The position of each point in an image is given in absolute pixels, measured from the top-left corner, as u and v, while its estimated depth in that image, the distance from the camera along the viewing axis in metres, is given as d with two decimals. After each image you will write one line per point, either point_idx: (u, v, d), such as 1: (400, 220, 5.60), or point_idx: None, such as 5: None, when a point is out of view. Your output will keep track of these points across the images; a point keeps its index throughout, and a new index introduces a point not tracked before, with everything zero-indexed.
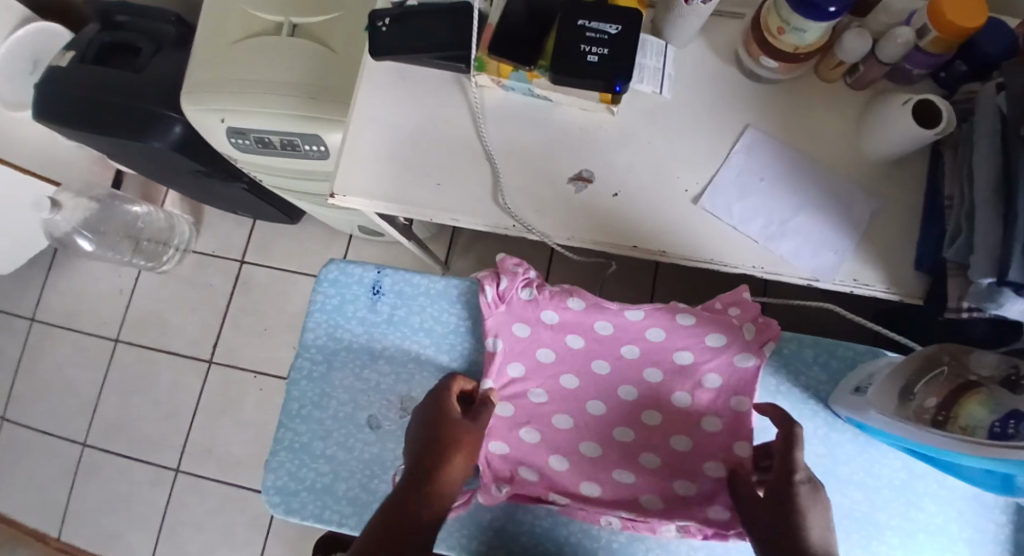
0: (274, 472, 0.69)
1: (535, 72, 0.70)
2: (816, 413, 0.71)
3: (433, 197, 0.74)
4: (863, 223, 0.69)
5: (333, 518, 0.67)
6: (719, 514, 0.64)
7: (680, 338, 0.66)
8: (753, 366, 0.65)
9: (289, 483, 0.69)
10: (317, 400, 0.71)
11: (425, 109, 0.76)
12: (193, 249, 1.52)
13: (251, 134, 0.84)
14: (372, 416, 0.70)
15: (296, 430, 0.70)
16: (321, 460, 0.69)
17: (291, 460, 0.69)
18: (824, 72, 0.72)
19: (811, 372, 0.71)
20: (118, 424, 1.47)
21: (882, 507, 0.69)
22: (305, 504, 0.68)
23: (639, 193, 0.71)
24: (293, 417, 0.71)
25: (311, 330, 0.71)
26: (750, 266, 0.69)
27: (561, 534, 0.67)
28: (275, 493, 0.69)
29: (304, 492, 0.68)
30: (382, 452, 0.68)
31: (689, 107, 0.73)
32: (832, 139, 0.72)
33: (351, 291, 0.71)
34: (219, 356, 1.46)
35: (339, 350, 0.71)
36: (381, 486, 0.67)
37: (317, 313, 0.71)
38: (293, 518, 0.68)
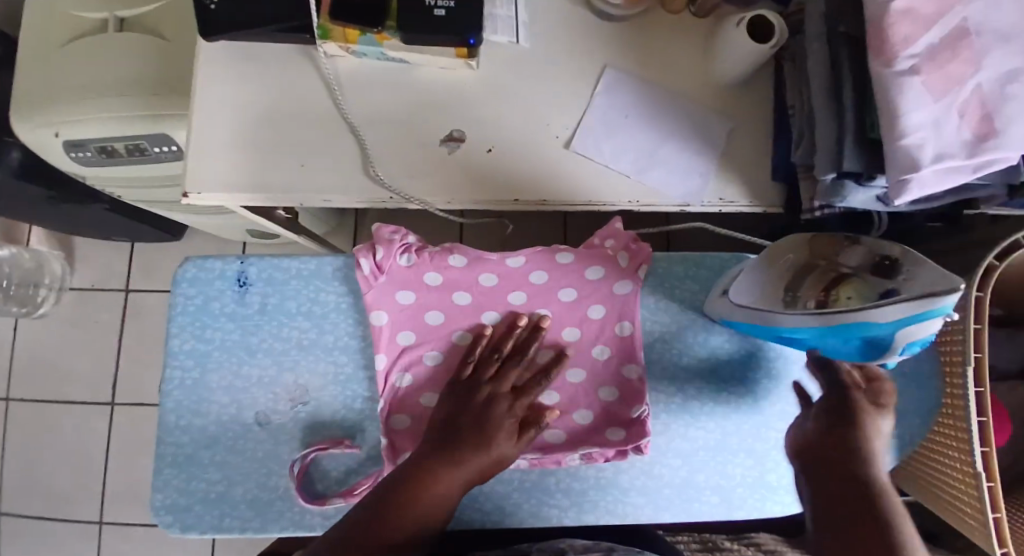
0: (161, 491, 0.65)
1: (384, 34, 0.67)
2: (693, 320, 0.70)
3: (299, 179, 0.71)
4: (722, 140, 0.71)
5: (234, 524, 0.64)
6: (617, 434, 0.65)
7: (561, 277, 0.67)
8: (631, 291, 0.67)
9: (180, 500, 0.65)
10: (196, 408, 0.66)
11: (276, 90, 0.72)
12: (72, 286, 1.40)
13: (91, 145, 0.77)
14: (259, 413, 0.66)
15: (178, 444, 0.65)
16: (210, 469, 0.65)
17: (178, 475, 0.65)
18: (671, 4, 0.73)
19: (684, 285, 0.70)
20: (21, 486, 1.35)
21: (766, 397, 0.69)
22: (200, 518, 0.64)
23: (509, 144, 0.71)
24: (171, 431, 0.65)
25: (176, 335, 0.66)
26: (626, 201, 0.70)
27: (472, 486, 0.67)
28: (166, 513, 0.64)
29: (197, 505, 0.64)
30: (275, 448, 0.65)
31: (545, 54, 0.73)
32: (683, 68, 0.74)
33: (214, 287, 0.67)
34: (121, 394, 1.36)
35: (211, 351, 0.66)
36: (281, 482, 0.64)
37: (180, 317, 0.67)
38: (191, 534, 0.64)
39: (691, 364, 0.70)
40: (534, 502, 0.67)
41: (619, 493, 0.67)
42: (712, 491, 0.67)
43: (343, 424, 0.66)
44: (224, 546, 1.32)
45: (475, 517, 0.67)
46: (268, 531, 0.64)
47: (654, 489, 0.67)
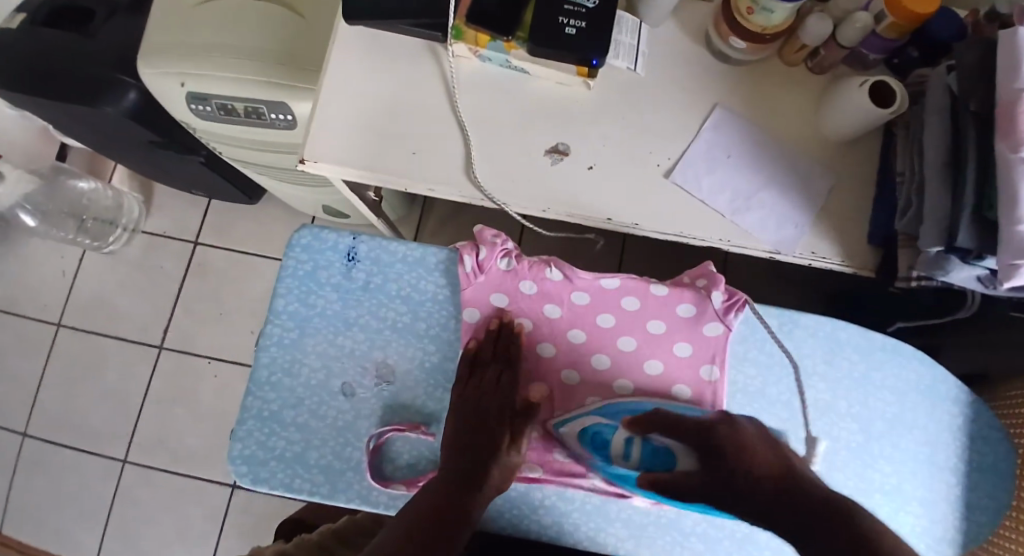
0: (241, 442, 0.67)
1: (513, 43, 0.69)
2: (780, 379, 0.69)
3: (408, 165, 0.74)
4: (823, 198, 0.72)
5: (304, 487, 0.67)
6: None
7: (653, 308, 0.68)
8: (722, 334, 0.67)
9: (257, 453, 0.67)
10: (287, 368, 0.69)
11: (400, 81, 0.76)
12: (144, 229, 1.46)
13: (213, 100, 0.81)
14: (346, 383, 0.69)
15: (264, 399, 0.69)
16: (292, 428, 0.68)
17: (260, 429, 0.68)
18: (786, 55, 0.75)
19: (776, 342, 0.70)
20: (60, 412, 1.40)
21: (840, 467, 0.68)
22: (274, 474, 0.67)
23: (613, 165, 0.72)
24: (261, 385, 0.69)
25: (282, 296, 0.70)
26: (717, 239, 0.71)
27: (535, 497, 0.68)
28: (241, 463, 0.67)
29: (272, 462, 0.67)
30: (356, 419, 0.68)
31: (662, 85, 0.74)
32: (794, 121, 0.75)
33: (324, 256, 0.71)
34: (171, 342, 1.40)
35: (311, 317, 0.70)
36: (356, 455, 0.67)
37: (287, 278, 0.70)
38: (261, 488, 0.67)
39: (772, 419, 0.68)
40: (592, 526, 0.68)
41: (680, 535, 0.68)
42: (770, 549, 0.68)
43: (422, 412, 0.68)
44: (240, 507, 1.33)
45: (533, 528, 0.68)
46: (335, 500, 0.67)
47: (714, 538, 0.68)
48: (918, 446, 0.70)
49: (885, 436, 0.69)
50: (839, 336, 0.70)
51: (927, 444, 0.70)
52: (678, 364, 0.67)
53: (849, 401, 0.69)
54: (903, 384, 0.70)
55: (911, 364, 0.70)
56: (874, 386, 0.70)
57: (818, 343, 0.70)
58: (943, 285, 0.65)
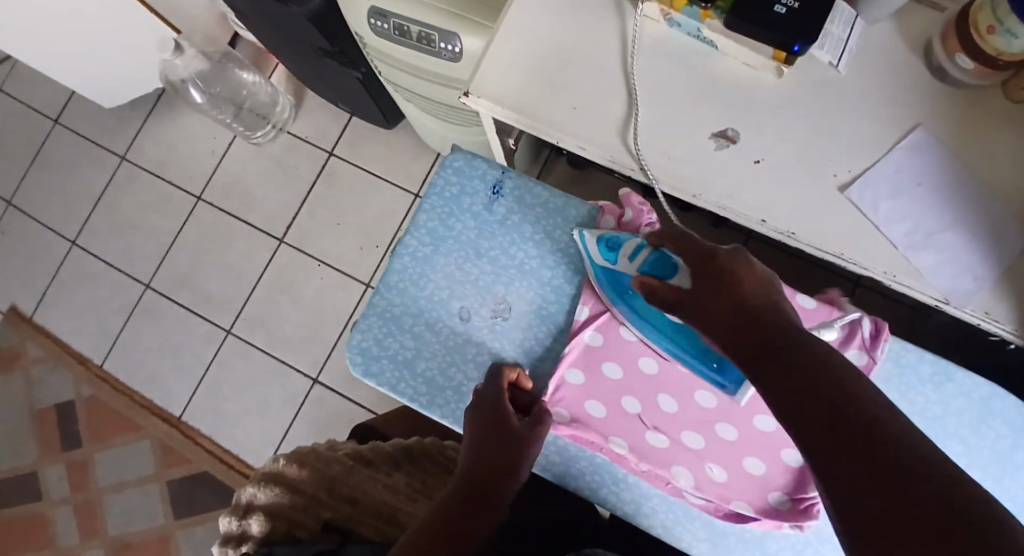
0: (360, 333, 0.71)
1: (710, 12, 0.65)
2: None
3: (567, 119, 0.72)
4: (1015, 254, 0.64)
5: (406, 391, 0.69)
6: (779, 502, 0.61)
7: (792, 320, 0.64)
8: (862, 365, 0.62)
9: (373, 348, 0.70)
10: (415, 278, 0.71)
11: (577, 30, 0.74)
12: (289, 129, 1.54)
13: (392, 19, 0.82)
14: (464, 308, 0.70)
15: (390, 301, 0.71)
16: (408, 335, 0.70)
17: (379, 327, 0.71)
18: (1012, 91, 0.66)
19: (922, 391, 0.63)
20: (181, 274, 1.53)
21: None
22: (384, 371, 0.69)
23: (782, 167, 0.67)
24: (390, 287, 0.71)
25: (425, 211, 0.72)
26: (880, 271, 0.65)
27: (619, 471, 0.67)
28: (358, 353, 0.70)
29: (384, 360, 0.70)
30: (466, 344, 0.69)
31: (859, 91, 0.68)
32: (1003, 164, 0.66)
33: (472, 183, 0.72)
34: (290, 237, 1.49)
35: (447, 238, 0.71)
36: (458, 377, 0.69)
37: (434, 196, 0.72)
38: (369, 381, 0.70)
39: None
40: (672, 517, 0.66)
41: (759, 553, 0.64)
42: None
43: (528, 357, 0.69)
44: (314, 403, 1.42)
45: (613, 501, 0.67)
46: (431, 412, 0.69)
47: None
48: None
49: None
50: (992, 402, 0.62)
51: None
52: None
53: (985, 473, 0.62)
54: None
55: None
56: (1015, 466, 0.62)
57: (962, 398, 0.63)
58: None
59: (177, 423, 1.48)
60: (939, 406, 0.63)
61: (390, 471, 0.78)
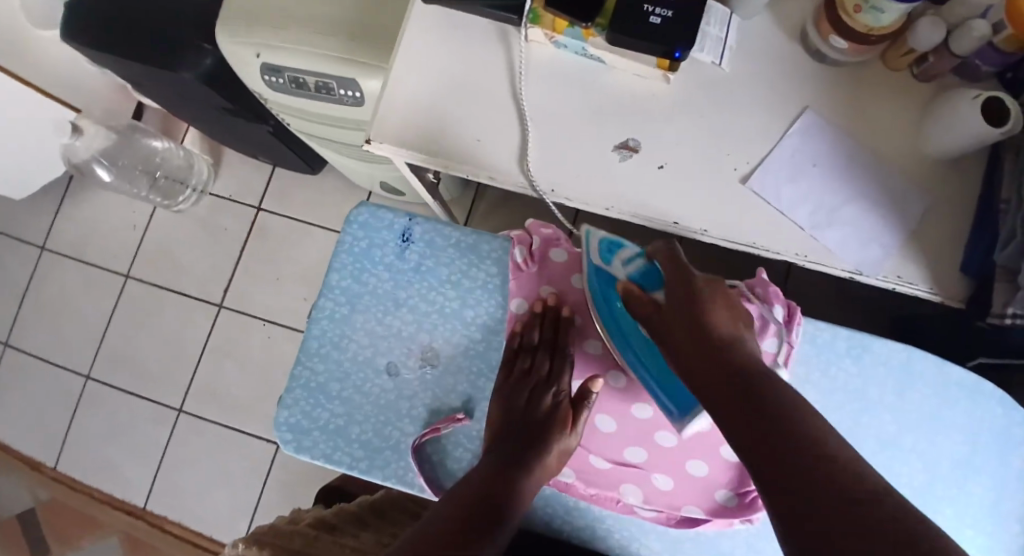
0: (287, 409, 0.71)
1: (592, 31, 0.67)
2: (841, 406, 0.65)
3: (472, 152, 0.72)
4: (915, 220, 0.67)
5: (344, 459, 0.70)
6: (726, 498, 0.63)
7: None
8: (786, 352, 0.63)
9: (302, 421, 0.71)
10: (336, 341, 0.72)
11: (468, 60, 0.74)
12: (211, 191, 1.50)
13: (285, 73, 0.80)
14: (391, 363, 0.71)
15: (313, 369, 0.72)
16: (336, 402, 0.71)
17: (305, 399, 0.71)
18: (891, 60, 0.69)
19: (842, 364, 0.65)
20: (123, 358, 1.47)
21: None
22: (316, 444, 0.70)
23: (686, 168, 0.69)
24: (311, 355, 0.72)
25: (336, 271, 0.72)
26: (792, 253, 0.67)
27: (568, 500, 0.68)
28: (287, 430, 0.71)
29: (316, 432, 0.71)
30: (397, 399, 0.70)
31: (746, 84, 0.70)
32: (891, 133, 0.69)
33: (380, 235, 0.72)
34: (228, 301, 1.45)
35: (362, 294, 0.72)
36: (395, 434, 0.70)
37: (343, 254, 0.72)
38: (304, 455, 0.71)
39: None
40: (626, 534, 0.68)
41: None
42: None
43: (462, 399, 0.69)
44: (281, 465, 1.38)
45: (567, 528, 0.69)
46: (372, 475, 0.70)
47: None
48: (983, 492, 0.64)
49: (950, 480, 0.64)
50: (910, 367, 0.65)
51: (994, 493, 0.64)
52: None
53: (915, 437, 0.64)
54: (974, 424, 0.64)
55: (988, 407, 0.64)
56: (943, 424, 0.64)
57: (881, 368, 0.65)
58: None
59: (142, 512, 1.42)
60: (860, 378, 0.65)
61: (356, 532, 0.76)
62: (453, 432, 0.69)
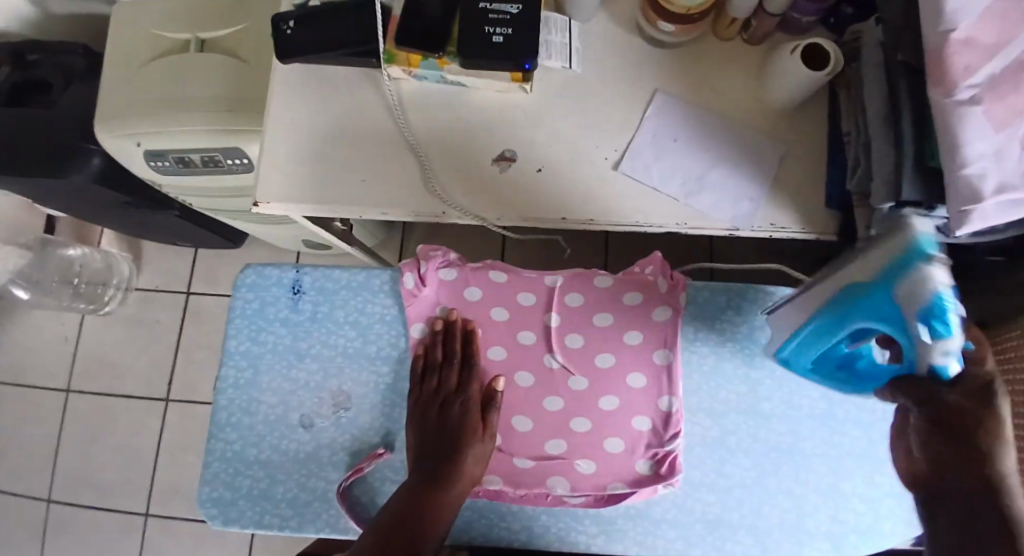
0: (209, 484, 0.72)
1: (445, 59, 0.70)
2: (731, 354, 0.73)
3: (359, 193, 0.74)
4: (772, 170, 0.72)
5: (274, 521, 0.71)
6: (644, 468, 0.68)
7: (596, 301, 0.71)
8: (670, 317, 0.70)
9: (225, 493, 0.72)
10: (246, 407, 0.73)
11: (339, 106, 0.76)
12: (137, 286, 1.48)
13: (170, 155, 0.83)
14: (304, 416, 0.73)
15: (227, 440, 0.73)
16: (256, 466, 0.72)
17: (225, 470, 0.72)
18: (722, 31, 0.75)
19: (727, 315, 0.73)
20: (78, 474, 1.42)
21: (807, 436, 0.71)
22: (243, 512, 0.71)
23: (561, 166, 0.73)
24: (222, 427, 0.73)
25: (233, 337, 0.75)
26: (674, 223, 0.72)
27: (501, 506, 0.71)
28: (213, 505, 0.72)
29: (240, 500, 0.72)
30: (316, 449, 0.72)
31: (598, 79, 0.75)
32: (737, 94, 0.75)
33: (270, 293, 0.75)
34: (176, 393, 1.42)
35: (263, 353, 0.74)
36: (319, 484, 0.71)
37: (238, 320, 0.75)
38: (233, 526, 0.72)
39: (731, 396, 0.72)
40: (561, 525, 0.70)
41: (649, 524, 0.69)
42: (746, 529, 0.69)
43: (379, 434, 0.72)
44: (260, 546, 1.35)
45: (504, 535, 0.71)
46: (304, 530, 0.71)
47: (686, 523, 0.69)
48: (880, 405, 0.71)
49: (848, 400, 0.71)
50: None
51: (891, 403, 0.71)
52: (631, 344, 0.70)
53: None
54: None
55: None
56: None
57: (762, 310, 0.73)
58: None
59: None
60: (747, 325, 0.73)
61: None
62: (377, 469, 0.71)
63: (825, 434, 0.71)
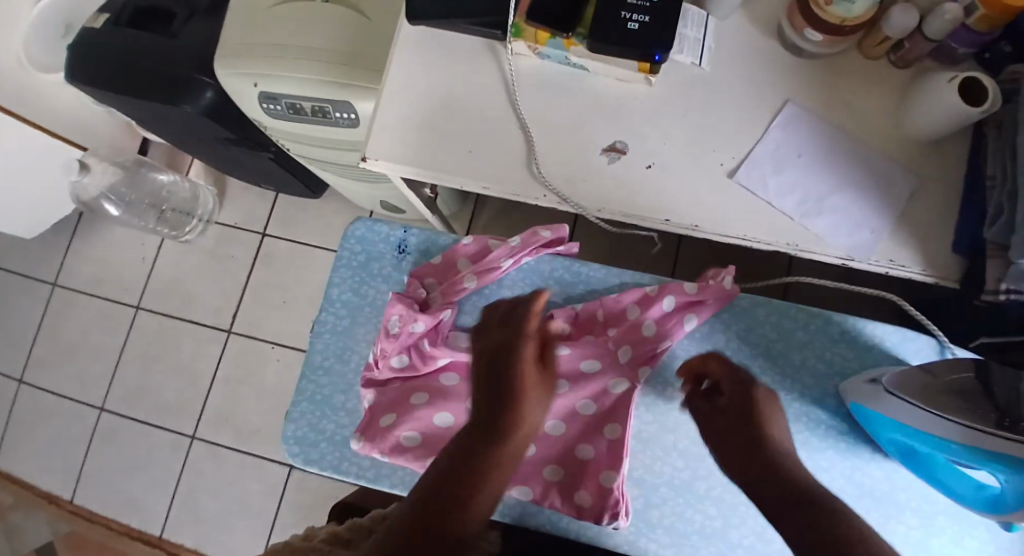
0: (294, 423, 0.77)
1: (573, 40, 0.69)
2: (825, 394, 0.72)
3: (464, 163, 0.73)
4: (903, 203, 0.68)
5: (352, 469, 0.74)
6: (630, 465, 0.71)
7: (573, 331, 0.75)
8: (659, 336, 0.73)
9: (309, 434, 0.76)
10: (339, 353, 0.78)
11: (456, 73, 0.76)
12: (217, 220, 1.53)
13: (282, 100, 0.84)
14: None
15: (317, 383, 0.78)
16: (342, 412, 0.77)
17: (312, 411, 0.77)
18: (867, 48, 0.71)
19: (837, 349, 0.73)
20: (136, 388, 1.49)
21: (903, 487, 0.69)
22: (324, 455, 0.75)
23: (675, 165, 0.70)
24: (315, 369, 0.78)
25: (336, 284, 0.79)
26: (784, 243, 0.69)
27: None
28: (295, 443, 0.76)
29: (323, 443, 0.76)
30: None
31: (726, 81, 0.72)
32: (874, 118, 0.71)
33: (376, 248, 0.80)
34: (238, 327, 1.47)
35: (362, 305, 0.79)
36: None
37: (342, 269, 0.80)
38: (313, 467, 0.75)
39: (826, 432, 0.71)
40: (633, 531, 0.72)
41: (725, 546, 0.70)
42: None
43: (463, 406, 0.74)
44: (296, 487, 1.39)
45: (573, 527, 0.74)
46: (380, 484, 0.74)
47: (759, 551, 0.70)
48: None
49: None
50: (906, 345, 0.71)
51: None
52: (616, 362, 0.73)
53: None
54: None
55: None
56: None
57: (865, 347, 0.72)
58: None
59: (159, 542, 1.42)
60: (855, 360, 0.72)
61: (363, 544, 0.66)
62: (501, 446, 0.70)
63: (921, 485, 0.69)
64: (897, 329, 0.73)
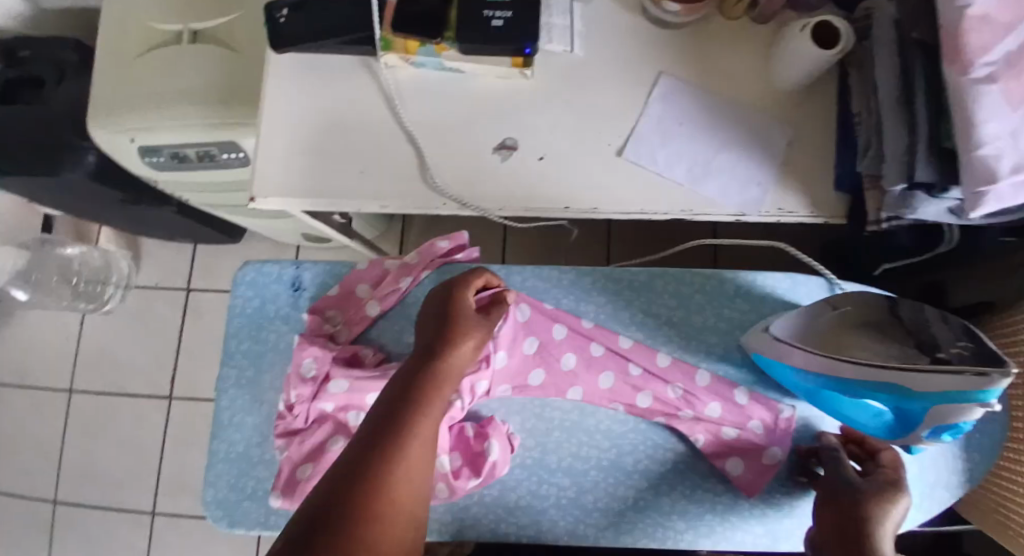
0: (213, 487, 0.74)
1: (443, 45, 0.68)
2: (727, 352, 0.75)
3: (357, 185, 0.72)
4: (781, 153, 0.70)
5: (280, 522, 0.72)
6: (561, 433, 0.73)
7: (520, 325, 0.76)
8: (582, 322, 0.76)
9: (229, 496, 0.74)
10: (248, 406, 0.76)
11: (334, 95, 0.74)
12: (136, 283, 1.47)
13: (164, 150, 0.82)
14: None
15: (229, 441, 0.75)
16: (261, 466, 0.74)
17: (228, 471, 0.74)
18: (727, 9, 0.73)
19: (734, 305, 0.76)
20: (83, 473, 1.42)
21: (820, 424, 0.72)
22: (248, 513, 0.73)
23: (563, 152, 0.71)
24: (224, 428, 0.76)
25: (233, 337, 0.78)
26: (680, 210, 0.70)
27: (512, 500, 0.73)
28: (217, 507, 0.73)
29: (244, 502, 0.73)
30: None
31: (599, 63, 0.73)
32: (744, 77, 0.73)
33: (270, 290, 0.79)
34: (178, 390, 1.42)
35: (266, 353, 0.77)
36: None
37: (236, 318, 0.78)
38: (238, 529, 0.73)
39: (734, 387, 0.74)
40: (572, 519, 0.72)
41: (660, 516, 0.71)
42: (757, 521, 0.71)
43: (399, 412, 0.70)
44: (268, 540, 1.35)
45: (514, 531, 0.73)
46: None
47: (698, 515, 0.71)
48: None
49: None
50: (797, 288, 0.75)
51: None
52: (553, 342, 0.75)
53: None
54: None
55: None
56: None
57: (762, 297, 0.75)
58: (915, 221, 0.64)
59: None
60: (755, 312, 0.75)
61: None
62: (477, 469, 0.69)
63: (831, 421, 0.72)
64: (789, 274, 0.76)
